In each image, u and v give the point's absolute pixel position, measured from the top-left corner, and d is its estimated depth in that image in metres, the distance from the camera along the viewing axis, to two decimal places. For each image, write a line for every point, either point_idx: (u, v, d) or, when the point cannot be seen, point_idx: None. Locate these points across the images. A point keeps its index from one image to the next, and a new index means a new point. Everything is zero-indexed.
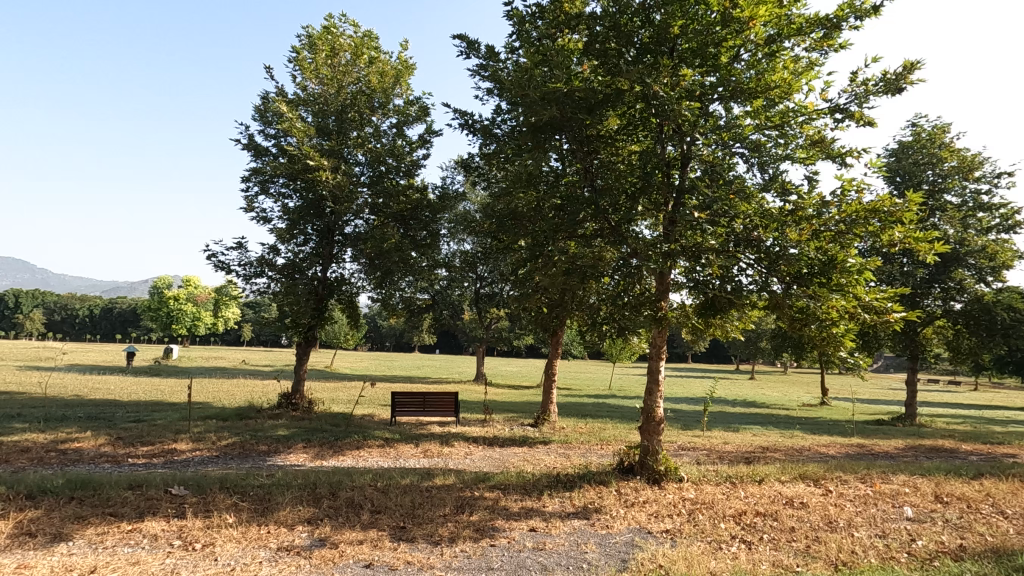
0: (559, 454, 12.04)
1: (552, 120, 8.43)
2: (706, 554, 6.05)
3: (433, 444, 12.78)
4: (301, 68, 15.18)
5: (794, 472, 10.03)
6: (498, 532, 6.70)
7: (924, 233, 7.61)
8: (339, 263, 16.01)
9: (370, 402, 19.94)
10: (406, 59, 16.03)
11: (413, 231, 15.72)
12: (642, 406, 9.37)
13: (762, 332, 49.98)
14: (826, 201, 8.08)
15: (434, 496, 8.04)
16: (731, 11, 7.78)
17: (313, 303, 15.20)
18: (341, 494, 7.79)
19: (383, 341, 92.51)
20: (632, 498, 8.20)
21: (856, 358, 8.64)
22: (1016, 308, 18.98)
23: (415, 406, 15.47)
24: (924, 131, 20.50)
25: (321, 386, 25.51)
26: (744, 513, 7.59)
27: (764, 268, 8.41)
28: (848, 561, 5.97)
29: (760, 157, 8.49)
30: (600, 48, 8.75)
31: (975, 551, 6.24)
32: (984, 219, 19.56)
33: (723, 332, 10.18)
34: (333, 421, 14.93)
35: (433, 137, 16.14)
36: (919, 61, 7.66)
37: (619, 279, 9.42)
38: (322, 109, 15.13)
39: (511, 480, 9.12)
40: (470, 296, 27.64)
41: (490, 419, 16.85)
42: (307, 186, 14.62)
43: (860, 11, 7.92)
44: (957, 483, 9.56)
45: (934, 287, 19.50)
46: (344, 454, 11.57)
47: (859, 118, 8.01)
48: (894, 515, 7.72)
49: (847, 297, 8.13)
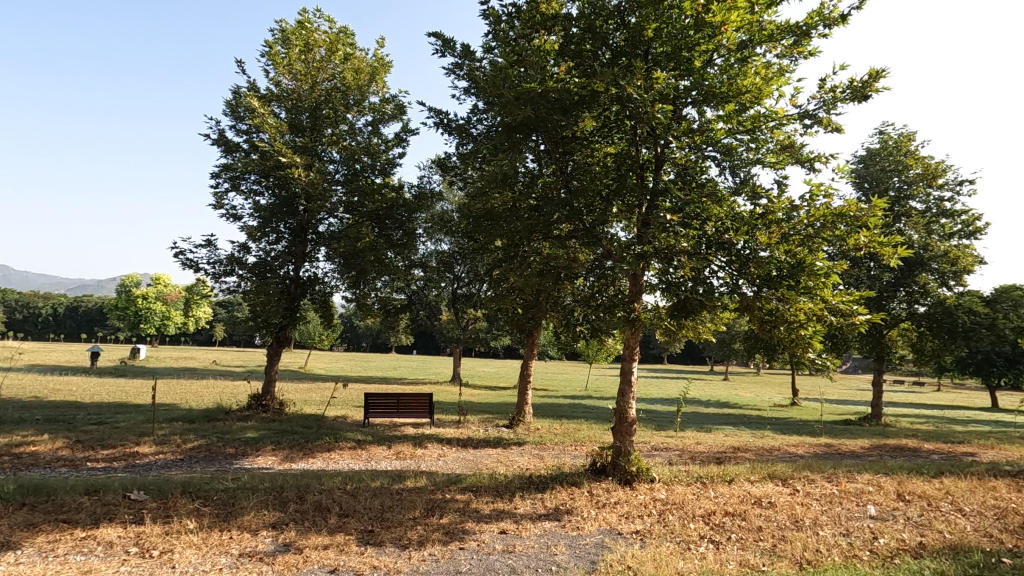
0: (533, 455, 12.02)
1: (527, 121, 8.41)
2: (674, 555, 6.07)
3: (406, 447, 12.63)
4: (274, 62, 14.86)
5: (763, 472, 10.16)
6: (468, 535, 6.63)
7: (889, 236, 7.69)
8: (312, 262, 15.77)
9: (344, 403, 19.67)
10: (382, 56, 15.85)
11: (389, 231, 15.53)
12: (615, 407, 9.37)
13: (735, 334, 50.84)
14: (795, 205, 8.21)
15: (404, 498, 7.92)
16: (704, 15, 7.79)
17: (284, 302, 14.91)
18: (309, 498, 7.61)
19: (359, 341, 91.62)
20: (604, 499, 8.22)
21: (823, 359, 8.76)
22: (976, 312, 19.62)
23: (389, 407, 15.31)
24: (891, 139, 21.15)
25: (295, 387, 25.08)
26: (714, 513, 7.67)
27: (734, 271, 8.52)
28: (813, 560, 6.05)
29: (732, 161, 8.57)
30: (575, 49, 8.79)
31: (934, 548, 6.39)
32: (947, 224, 20.17)
33: (695, 334, 10.25)
34: (304, 423, 14.68)
35: (409, 136, 15.98)
36: (885, 69, 7.81)
37: (593, 280, 9.45)
38: (296, 105, 14.88)
39: (484, 482, 9.06)
40: (447, 296, 27.58)
41: (465, 420, 16.75)
42: (280, 184, 14.33)
43: (829, 19, 8.07)
44: (919, 482, 9.80)
45: (900, 290, 19.98)
46: (314, 457, 11.36)
47: (827, 124, 8.15)
48: (858, 513, 7.88)
49: (815, 299, 8.22)
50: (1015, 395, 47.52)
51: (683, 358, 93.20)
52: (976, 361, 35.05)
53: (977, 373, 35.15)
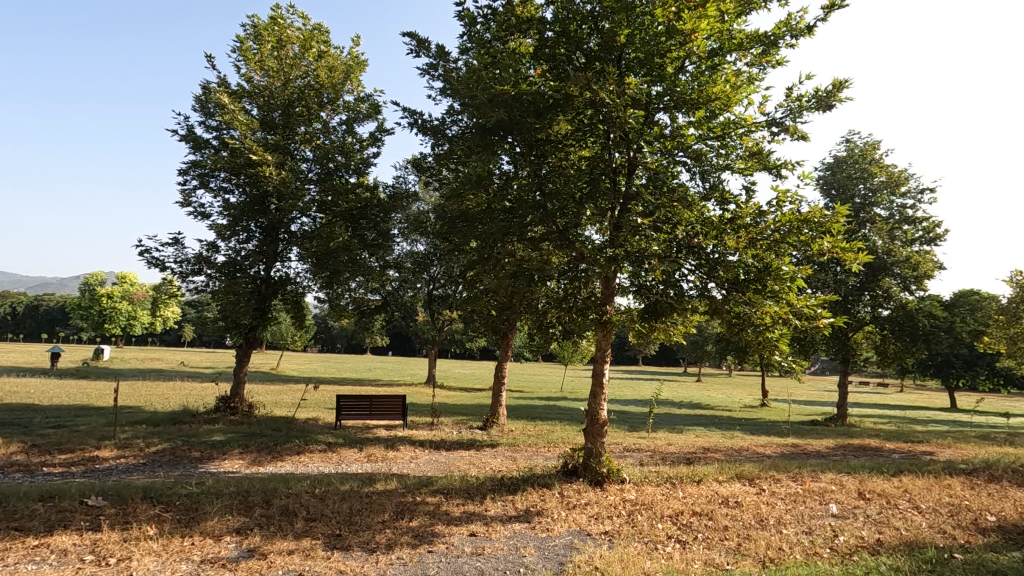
0: (505, 457, 12.02)
1: (501, 122, 8.42)
2: (641, 555, 6.15)
3: (378, 449, 12.51)
4: (245, 58, 14.58)
5: (731, 472, 10.36)
6: (437, 538, 6.60)
7: (851, 241, 7.84)
8: (284, 262, 15.50)
9: (316, 405, 19.40)
10: (357, 54, 15.67)
11: (363, 231, 15.29)
12: (586, 409, 9.42)
13: (707, 335, 51.76)
14: (762, 211, 8.36)
15: (374, 502, 7.85)
16: (675, 23, 7.87)
17: (255, 302, 14.62)
18: (275, 502, 7.49)
19: (333, 341, 90.55)
20: (574, 500, 8.27)
21: (790, 361, 8.92)
22: (936, 316, 20.46)
23: (361, 409, 15.14)
24: (857, 147, 21.78)
25: (265, 389, 24.62)
26: (681, 513, 7.78)
27: (704, 274, 8.72)
28: (775, 558, 6.18)
29: (702, 167, 8.72)
30: (549, 53, 8.84)
31: (891, 545, 6.60)
32: (909, 231, 20.87)
33: (667, 337, 10.38)
34: (274, 425, 14.43)
35: (384, 136, 15.84)
36: (848, 80, 8.04)
37: (566, 282, 9.48)
38: (267, 103, 14.64)
39: (455, 484, 9.03)
40: (423, 297, 27.42)
41: (439, 422, 16.67)
42: (251, 182, 14.07)
43: (796, 30, 8.27)
44: (879, 480, 10.12)
45: (865, 294, 20.64)
46: (282, 460, 11.16)
47: (793, 132, 8.35)
48: (821, 512, 8.08)
49: (780, 303, 8.38)
50: (973, 396, 49.44)
51: (658, 360, 94.53)
52: (936, 364, 36.37)
53: (937, 375, 36.43)
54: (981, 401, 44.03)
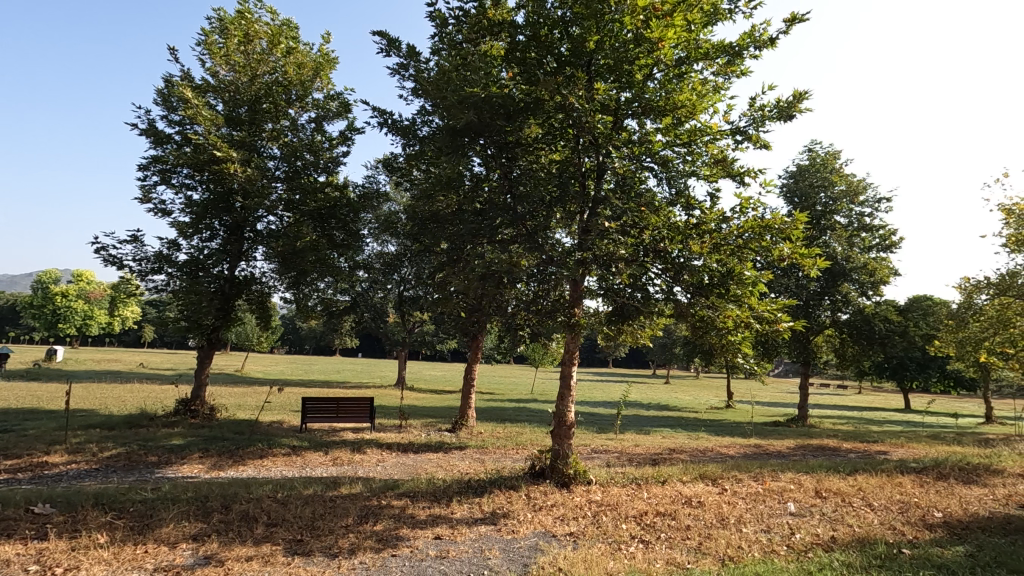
0: (474, 460, 11.98)
1: (471, 124, 8.39)
2: (605, 555, 6.21)
3: (344, 452, 12.33)
4: (210, 52, 14.24)
5: (695, 472, 10.57)
6: (401, 541, 6.55)
7: (810, 247, 8.03)
8: (249, 262, 15.16)
9: (281, 408, 19.01)
10: (327, 51, 15.44)
11: (331, 231, 15.03)
12: (554, 411, 9.46)
13: (675, 338, 52.69)
14: (726, 216, 8.51)
15: (338, 506, 7.73)
16: (643, 31, 7.97)
17: (218, 302, 14.24)
18: (235, 507, 7.30)
19: (301, 343, 88.94)
20: (540, 502, 8.30)
21: (753, 363, 9.13)
22: (891, 320, 21.27)
23: (328, 411, 14.88)
24: (819, 157, 22.47)
25: (228, 391, 23.99)
26: (645, 514, 7.90)
27: (670, 278, 8.86)
28: (734, 557, 6.32)
29: (669, 173, 8.87)
30: (520, 56, 8.86)
31: (843, 541, 6.83)
32: (866, 238, 21.64)
33: (633, 339, 10.51)
34: (236, 428, 14.06)
35: (355, 134, 15.64)
36: (808, 91, 8.28)
37: (535, 284, 9.52)
38: (233, 98, 14.29)
39: (421, 487, 8.96)
40: (393, 298, 27.17)
41: (407, 425, 16.52)
42: (215, 178, 13.72)
43: (759, 41, 8.51)
44: (835, 479, 10.44)
45: (825, 298, 21.29)
46: (244, 464, 10.90)
47: (755, 141, 8.56)
48: (779, 510, 8.30)
49: (742, 307, 8.57)
50: (925, 398, 51.59)
51: (627, 362, 95.78)
52: (892, 367, 37.85)
53: (892, 377, 37.92)
54: (933, 402, 45.99)
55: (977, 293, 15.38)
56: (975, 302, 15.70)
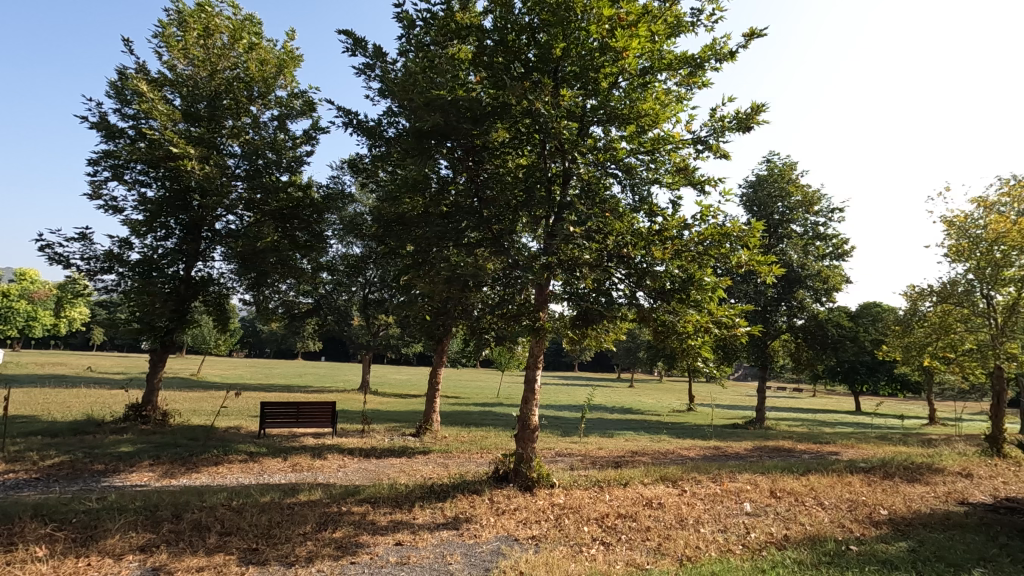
0: (438, 464, 11.88)
1: (437, 127, 8.35)
2: (566, 558, 6.25)
3: (304, 458, 12.05)
4: (168, 45, 13.78)
5: (656, 475, 10.74)
6: (361, 548, 6.44)
7: (766, 255, 8.22)
8: (206, 262, 14.69)
9: (239, 413, 18.45)
10: (291, 49, 15.14)
11: (294, 231, 14.68)
12: (518, 415, 9.47)
13: (638, 342, 53.48)
14: (687, 223, 8.70)
15: (296, 513, 7.54)
16: (608, 40, 8.10)
17: (173, 303, 13.73)
18: (187, 516, 7.05)
19: (262, 346, 86.61)
20: (503, 506, 8.30)
21: (713, 367, 9.37)
22: (843, 326, 22.14)
23: (288, 416, 14.51)
24: (776, 167, 23.26)
25: (182, 396, 23.14)
26: (607, 516, 7.99)
27: (633, 283, 9.04)
28: (691, 557, 6.45)
29: (632, 180, 9.03)
30: (487, 60, 8.85)
31: (795, 539, 7.06)
32: (820, 247, 22.51)
33: (597, 343, 10.66)
34: (190, 435, 13.57)
35: (319, 134, 15.36)
36: (765, 104, 8.54)
37: (500, 288, 9.52)
38: (191, 93, 13.85)
39: (383, 493, 8.82)
40: (358, 301, 26.75)
41: (370, 430, 16.26)
42: (172, 176, 13.27)
43: (720, 54, 8.75)
44: (789, 479, 10.78)
45: (782, 304, 22.02)
46: (198, 472, 10.53)
47: (716, 151, 8.79)
48: (736, 510, 8.52)
49: (702, 312, 8.78)
50: (874, 399, 53.94)
51: (593, 366, 96.92)
52: (844, 370, 39.44)
53: (845, 380, 39.48)
54: (882, 404, 48.07)
55: (921, 300, 16.18)
56: (920, 308, 16.51)
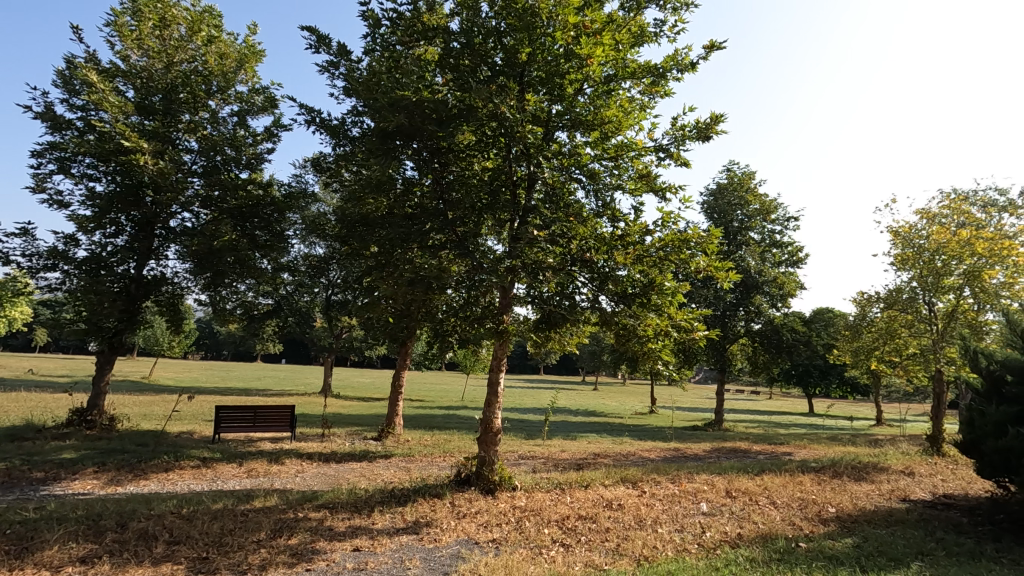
0: (399, 468, 11.74)
1: (402, 128, 8.26)
2: (525, 560, 6.27)
3: (260, 463, 11.72)
4: (121, 35, 13.24)
5: (617, 476, 10.89)
6: (318, 555, 6.30)
7: (723, 260, 8.46)
8: (159, 260, 14.14)
9: (192, 417, 17.79)
10: (253, 43, 14.77)
11: (253, 230, 14.22)
12: (480, 418, 9.43)
13: (602, 346, 53.98)
14: (649, 229, 8.85)
15: (250, 520, 7.33)
16: (573, 47, 8.20)
17: (123, 303, 13.15)
18: (132, 525, 6.75)
19: (219, 348, 83.92)
20: (465, 509, 8.26)
21: (673, 370, 9.56)
22: (797, 331, 22.96)
23: (245, 420, 14.08)
24: (736, 176, 23.94)
25: (132, 400, 22.19)
26: (568, 518, 8.05)
27: (596, 287, 9.16)
28: (649, 557, 6.56)
29: (596, 185, 9.15)
30: (453, 62, 8.80)
31: (749, 537, 7.27)
32: (777, 254, 23.30)
33: (560, 346, 10.76)
34: (139, 440, 13.01)
35: (281, 131, 15.01)
36: (724, 115, 8.75)
37: (464, 291, 9.50)
38: (145, 85, 13.34)
39: (342, 498, 8.65)
40: (320, 302, 26.24)
41: (331, 434, 15.95)
42: (124, 170, 12.73)
43: (681, 64, 8.97)
44: (744, 479, 11.09)
45: (740, 309, 22.69)
46: (147, 478, 10.11)
47: (676, 159, 8.97)
48: (693, 510, 8.73)
49: (662, 316, 9.01)
50: (824, 401, 56.12)
51: (558, 369, 97.75)
52: (798, 373, 40.93)
53: (799, 383, 40.96)
54: (833, 406, 50.04)
55: (870, 306, 16.90)
56: (868, 314, 17.26)
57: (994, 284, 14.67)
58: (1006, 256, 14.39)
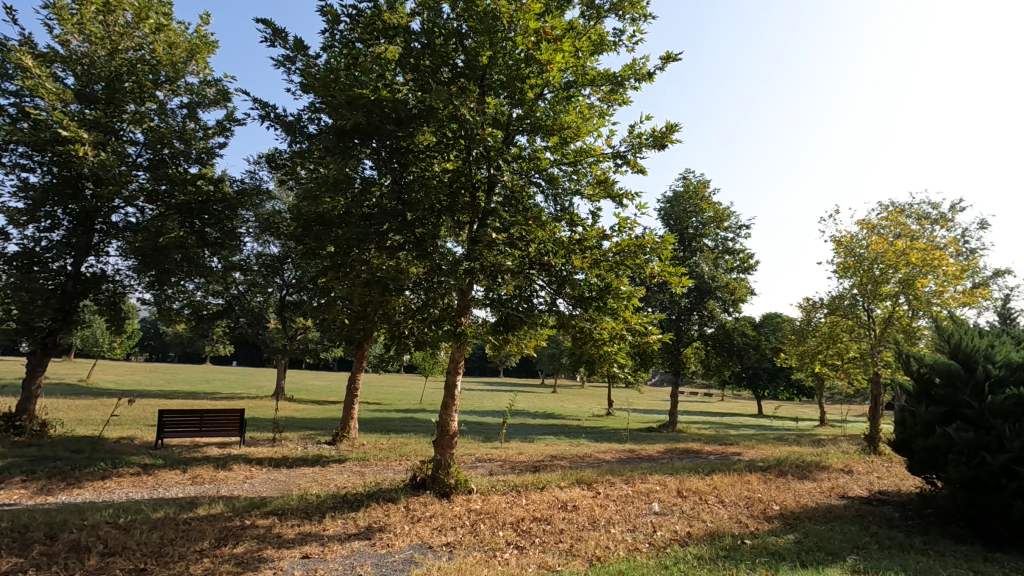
0: (353, 472, 11.53)
1: (359, 127, 8.12)
2: (479, 563, 6.27)
3: (205, 469, 11.28)
4: (60, 18, 12.55)
5: (573, 477, 11.02)
6: (264, 563, 6.11)
7: (677, 266, 8.68)
8: (99, 256, 13.44)
9: (133, 422, 16.95)
10: (205, 33, 14.22)
11: (203, 227, 13.68)
12: (437, 421, 9.34)
13: (561, 349, 54.52)
14: (606, 234, 9.01)
15: (193, 528, 7.05)
16: (533, 52, 8.24)
17: (58, 302, 12.41)
18: (63, 537, 6.38)
19: (165, 349, 80.40)
20: (419, 513, 8.18)
21: (629, 373, 9.74)
22: (747, 335, 23.79)
23: (190, 425, 13.51)
24: (692, 184, 24.61)
25: (68, 403, 20.99)
26: (523, 520, 8.08)
27: (554, 290, 9.26)
28: (601, 557, 6.66)
29: (555, 190, 9.24)
30: (414, 62, 8.70)
31: (698, 536, 7.47)
32: (729, 260, 24.10)
33: (518, 348, 10.81)
34: (74, 447, 12.29)
35: (234, 125, 14.52)
36: (679, 124, 8.96)
37: (422, 292, 9.39)
38: (87, 73, 12.67)
39: (292, 504, 8.43)
40: (274, 303, 25.52)
41: (283, 438, 15.52)
42: (61, 161, 12.05)
43: (639, 74, 9.15)
44: (695, 479, 11.38)
45: (694, 313, 23.40)
46: (81, 487, 9.57)
47: (633, 166, 9.15)
48: (645, 510, 8.91)
49: (617, 319, 9.17)
50: (773, 403, 58.28)
51: (518, 372, 98.12)
52: (748, 376, 42.41)
53: (749, 385, 42.43)
54: (781, 407, 52.09)
55: (815, 312, 17.67)
56: (813, 319, 18.06)
57: (926, 292, 15.58)
58: (937, 266, 15.31)
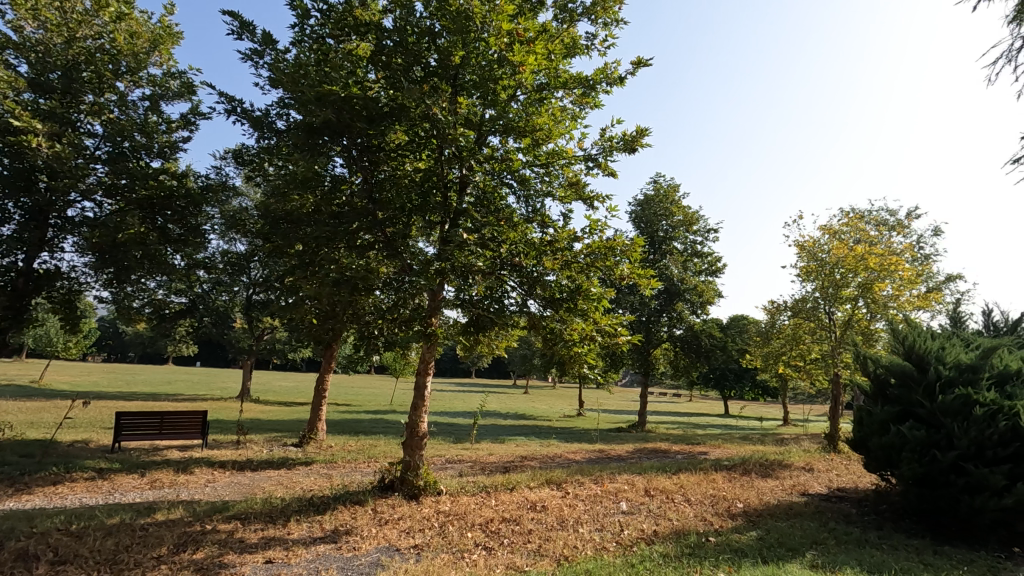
0: (320, 475, 11.33)
1: (329, 123, 7.98)
2: (446, 565, 6.23)
3: (165, 473, 10.93)
4: (13, 3, 12.02)
5: (542, 478, 11.05)
6: (225, 569, 5.96)
7: (646, 269, 8.80)
8: (54, 252, 12.86)
9: (88, 425, 16.30)
10: (169, 23, 13.81)
11: (165, 223, 13.26)
12: (406, 422, 9.24)
13: (532, 350, 54.72)
14: (577, 236, 9.07)
15: (150, 534, 6.82)
16: (506, 53, 8.22)
17: (7, 299, 11.83)
18: (8, 546, 6.07)
19: (124, 348, 77.68)
20: (387, 516, 8.09)
21: (599, 373, 9.82)
22: (714, 336, 24.30)
23: (149, 428, 13.09)
24: (662, 188, 25.00)
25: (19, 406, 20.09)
26: (492, 521, 8.07)
27: (524, 291, 9.28)
28: (568, 556, 6.71)
29: (527, 191, 9.25)
30: (385, 60, 8.60)
31: (663, 534, 7.58)
32: (697, 263, 24.58)
33: (489, 349, 10.78)
34: (24, 451, 11.76)
35: (199, 119, 14.12)
36: (649, 129, 9.09)
37: (392, 293, 9.28)
38: (42, 61, 12.14)
39: (255, 508, 8.23)
40: (240, 301, 24.93)
41: (248, 441, 15.15)
42: (13, 152, 11.51)
43: (610, 78, 9.22)
44: (662, 479, 11.54)
45: (663, 315, 23.82)
46: (30, 493, 9.15)
47: (604, 169, 9.23)
48: (613, 510, 8.99)
49: (587, 320, 9.24)
50: (739, 404, 59.59)
51: (489, 373, 98.00)
52: (715, 377, 43.26)
53: (716, 386, 43.28)
54: (746, 407, 53.31)
55: (779, 314, 18.15)
56: (777, 321, 18.53)
57: (883, 296, 16.16)
58: (894, 271, 15.88)
